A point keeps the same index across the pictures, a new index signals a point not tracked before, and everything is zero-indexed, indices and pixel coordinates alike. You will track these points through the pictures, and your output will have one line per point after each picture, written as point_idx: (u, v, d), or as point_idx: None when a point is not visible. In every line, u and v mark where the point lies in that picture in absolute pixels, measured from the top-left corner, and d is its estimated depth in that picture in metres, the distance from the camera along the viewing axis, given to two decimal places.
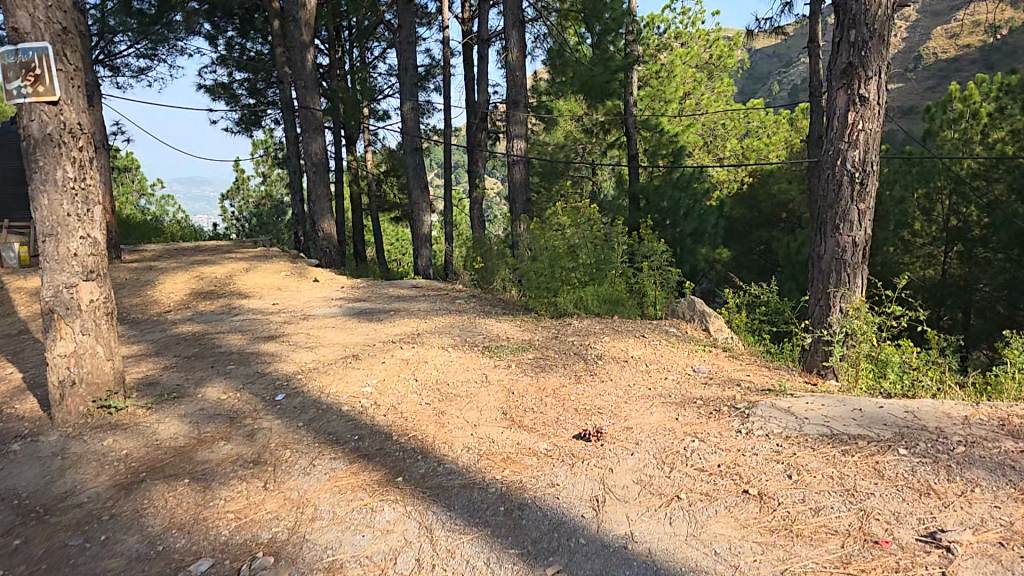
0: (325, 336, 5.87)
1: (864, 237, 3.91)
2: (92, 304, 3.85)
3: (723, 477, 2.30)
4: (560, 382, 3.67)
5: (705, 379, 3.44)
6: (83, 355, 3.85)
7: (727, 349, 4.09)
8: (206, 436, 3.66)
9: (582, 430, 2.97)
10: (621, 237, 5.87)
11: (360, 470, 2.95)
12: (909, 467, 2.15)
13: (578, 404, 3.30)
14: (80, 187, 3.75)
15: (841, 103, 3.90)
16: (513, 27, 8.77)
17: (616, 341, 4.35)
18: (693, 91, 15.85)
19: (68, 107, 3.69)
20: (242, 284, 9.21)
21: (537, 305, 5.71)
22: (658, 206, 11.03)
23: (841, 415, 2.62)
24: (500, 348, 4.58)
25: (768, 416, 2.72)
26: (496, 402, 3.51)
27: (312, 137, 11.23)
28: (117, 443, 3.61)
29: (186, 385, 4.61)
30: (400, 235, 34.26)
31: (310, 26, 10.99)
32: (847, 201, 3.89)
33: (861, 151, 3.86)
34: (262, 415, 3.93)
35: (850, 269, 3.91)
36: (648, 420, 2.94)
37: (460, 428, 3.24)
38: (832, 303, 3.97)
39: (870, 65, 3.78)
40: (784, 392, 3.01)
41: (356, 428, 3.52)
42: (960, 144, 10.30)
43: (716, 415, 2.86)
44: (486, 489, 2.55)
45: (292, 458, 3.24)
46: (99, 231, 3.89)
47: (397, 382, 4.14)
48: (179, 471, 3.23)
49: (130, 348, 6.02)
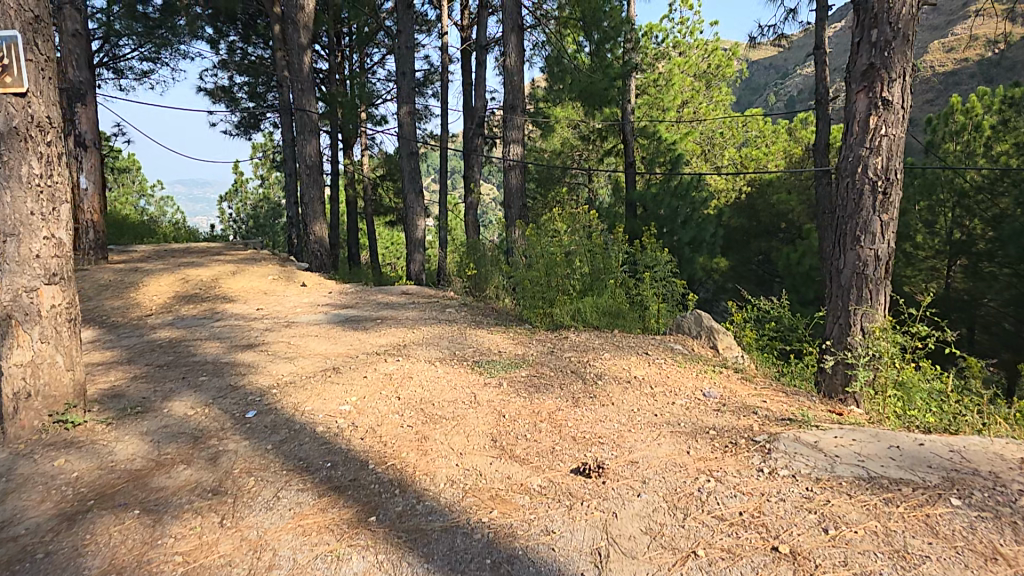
0: (306, 345, 5.51)
1: (887, 251, 3.60)
2: (54, 309, 3.47)
3: (747, 528, 1.97)
4: (555, 406, 3.33)
5: (717, 406, 3.10)
6: (41, 364, 3.46)
7: (738, 371, 3.76)
8: (166, 458, 3.29)
9: (581, 463, 2.64)
10: (620, 245, 5.54)
11: (329, 507, 2.60)
12: (967, 523, 1.84)
13: (577, 432, 2.96)
14: (46, 184, 3.40)
15: (863, 107, 3.61)
16: (512, 31, 8.46)
17: (616, 359, 4.01)
18: (690, 99, 15.56)
19: (37, 99, 3.34)
20: (228, 287, 8.83)
21: (532, 316, 5.45)
22: (655, 214, 10.69)
23: (878, 453, 2.30)
24: (491, 364, 4.23)
25: (793, 453, 2.40)
26: (485, 426, 3.17)
27: (306, 140, 10.89)
28: (67, 464, 3.22)
29: (153, 398, 4.22)
30: (393, 238, 34.04)
31: (307, 28, 10.65)
32: (870, 212, 3.59)
33: (884, 158, 3.55)
34: (229, 435, 3.56)
35: (872, 285, 3.60)
36: (655, 453, 2.61)
37: (443, 457, 2.90)
38: (853, 321, 3.66)
39: (894, 66, 3.49)
40: (808, 424, 2.68)
41: (329, 453, 3.17)
42: (963, 156, 10.07)
43: (732, 449, 2.54)
44: (471, 535, 2.20)
45: (255, 488, 2.88)
46: (65, 232, 3.53)
47: (377, 401, 3.79)
48: (130, 500, 2.85)
49: (101, 355, 5.63)
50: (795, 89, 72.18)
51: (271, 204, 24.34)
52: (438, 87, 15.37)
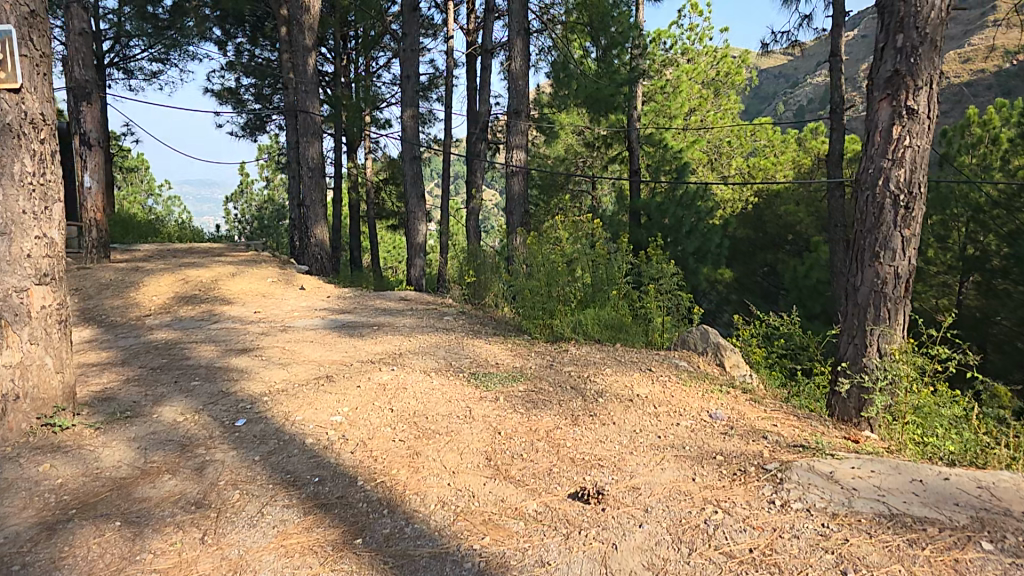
0: (301, 351, 5.39)
1: (907, 268, 3.45)
2: (45, 310, 3.35)
3: (758, 567, 1.82)
4: (554, 424, 3.18)
5: (724, 429, 2.95)
6: (30, 366, 3.32)
7: (747, 391, 3.60)
8: (152, 467, 3.15)
9: (579, 488, 2.49)
10: (624, 255, 5.39)
11: (314, 526, 2.46)
12: (1000, 571, 1.69)
13: (576, 453, 2.81)
14: (39, 182, 3.29)
15: (885, 116, 3.47)
16: (518, 35, 8.38)
17: (618, 375, 3.86)
18: (698, 107, 15.47)
19: (31, 96, 3.24)
20: (227, 288, 8.74)
21: (532, 327, 5.27)
22: (659, 223, 10.49)
23: (900, 487, 2.14)
24: (488, 377, 4.08)
25: (807, 484, 2.25)
26: (480, 444, 3.03)
27: (309, 142, 10.81)
28: (52, 469, 3.07)
29: (143, 403, 4.09)
30: (394, 242, 34.73)
31: (313, 30, 10.59)
32: (891, 227, 3.44)
33: (907, 171, 3.41)
34: (217, 444, 3.42)
35: (891, 304, 3.45)
36: (657, 479, 2.46)
37: (435, 475, 2.76)
38: (869, 342, 3.49)
39: (920, 74, 3.36)
40: (823, 452, 2.53)
41: (317, 467, 3.02)
42: (979, 169, 9.82)
43: (741, 478, 2.38)
44: (461, 564, 2.06)
45: (240, 503, 2.73)
46: (58, 231, 3.42)
47: (370, 413, 3.65)
48: (112, 511, 2.70)
49: (96, 356, 5.52)
50: (804, 101, 71.99)
51: (275, 206, 24.43)
52: (443, 91, 15.32)
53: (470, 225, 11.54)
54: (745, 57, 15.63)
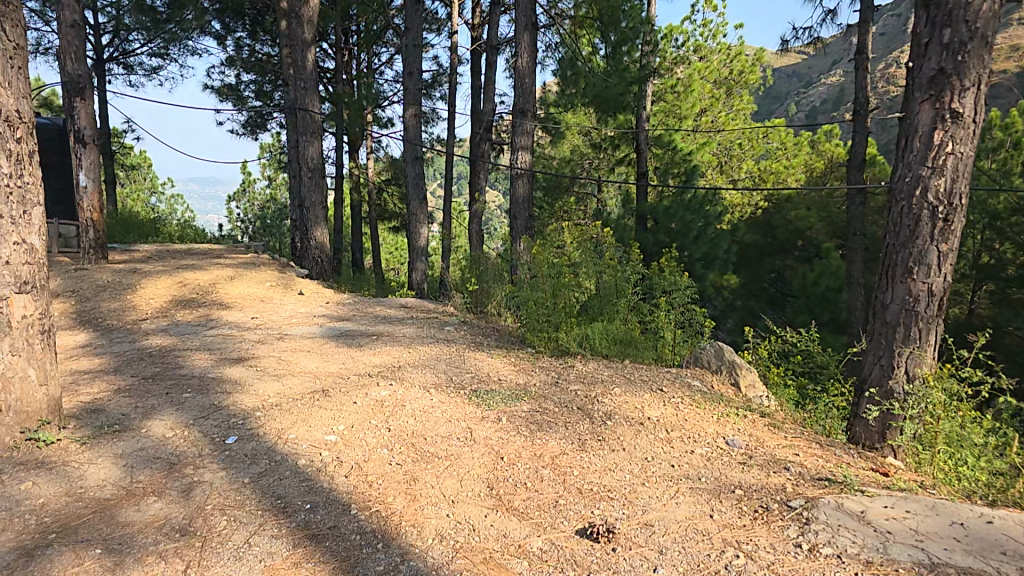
0: (297, 361, 5.23)
1: (942, 286, 3.28)
2: (25, 320, 3.19)
3: None
4: (560, 449, 3.01)
5: (743, 459, 2.76)
6: (11, 378, 3.16)
7: (765, 415, 3.41)
8: (138, 487, 2.94)
9: (587, 523, 2.32)
10: (635, 266, 5.20)
11: (303, 561, 2.27)
12: None
13: (583, 483, 2.63)
14: (16, 185, 3.13)
15: (927, 119, 3.29)
16: (525, 29, 8.20)
17: (628, 397, 3.67)
18: (710, 107, 15.26)
19: (4, 90, 3.07)
20: (226, 292, 8.57)
21: (537, 341, 5.09)
22: (666, 228, 10.26)
23: (940, 532, 1.97)
24: (489, 395, 3.90)
25: (837, 526, 2.07)
26: (481, 470, 2.86)
27: (309, 141, 10.60)
28: (35, 488, 2.89)
29: (132, 416, 3.90)
30: (397, 244, 34.96)
31: (312, 23, 10.44)
32: (927, 241, 3.27)
33: (947, 180, 3.24)
34: (206, 463, 3.21)
35: (922, 324, 3.28)
36: (671, 515, 2.28)
37: (433, 505, 2.58)
38: (897, 363, 3.32)
39: (967, 73, 3.19)
40: (851, 488, 2.35)
41: (309, 492, 2.83)
42: (999, 175, 9.55)
43: (764, 516, 2.20)
44: None
45: (226, 531, 2.51)
46: (38, 237, 3.27)
47: (367, 432, 3.48)
48: (94, 536, 2.50)
49: (87, 363, 5.35)
50: (814, 104, 71.54)
51: (278, 206, 24.36)
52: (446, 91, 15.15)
53: (473, 228, 11.36)
54: (759, 56, 15.40)
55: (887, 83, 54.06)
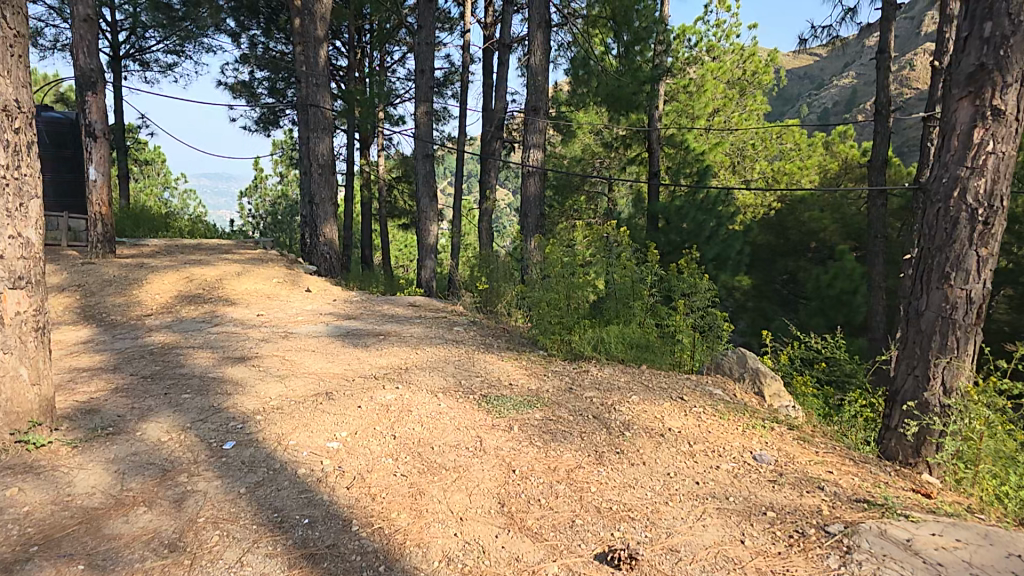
0: (301, 361, 5.07)
1: (981, 292, 3.09)
2: (19, 316, 3.03)
3: None
4: (575, 462, 2.84)
5: (773, 476, 2.59)
6: (2, 377, 3.01)
7: (793, 428, 3.24)
8: (128, 497, 2.78)
9: (607, 546, 2.15)
10: (652, 267, 5.01)
11: None
12: None
13: (602, 501, 2.46)
14: (12, 176, 2.97)
15: (965, 117, 3.11)
16: (538, 27, 8.00)
17: (647, 405, 3.50)
18: (723, 107, 15.08)
19: (3, 79, 2.91)
20: (232, 288, 8.45)
21: (548, 343, 4.94)
22: (678, 227, 10.05)
23: (995, 565, 1.80)
24: (500, 402, 3.74)
25: (881, 556, 1.90)
26: (493, 484, 2.69)
27: (319, 137, 10.41)
28: (21, 494, 2.74)
29: (128, 418, 3.75)
30: (407, 242, 35.07)
31: (323, 19, 10.31)
32: (966, 245, 3.08)
33: (988, 180, 3.05)
34: (201, 471, 3.05)
35: (960, 333, 3.10)
36: (699, 540, 2.11)
37: (440, 523, 2.41)
38: (933, 375, 3.15)
39: (1010, 69, 3.00)
40: (892, 513, 2.19)
41: (308, 505, 2.67)
42: None
43: (800, 543, 2.04)
44: None
45: (217, 548, 2.34)
46: (34, 231, 3.11)
47: (371, 440, 3.32)
48: (77, 550, 2.34)
49: (87, 360, 5.21)
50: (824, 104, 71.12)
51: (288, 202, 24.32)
52: (457, 88, 15.00)
53: (482, 227, 11.22)
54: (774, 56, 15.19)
55: (898, 84, 53.63)
